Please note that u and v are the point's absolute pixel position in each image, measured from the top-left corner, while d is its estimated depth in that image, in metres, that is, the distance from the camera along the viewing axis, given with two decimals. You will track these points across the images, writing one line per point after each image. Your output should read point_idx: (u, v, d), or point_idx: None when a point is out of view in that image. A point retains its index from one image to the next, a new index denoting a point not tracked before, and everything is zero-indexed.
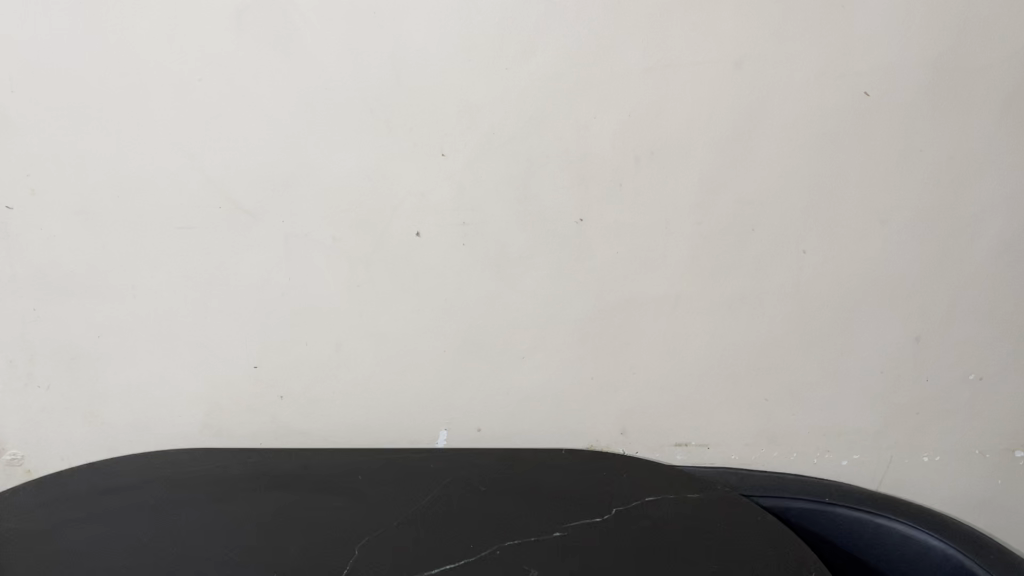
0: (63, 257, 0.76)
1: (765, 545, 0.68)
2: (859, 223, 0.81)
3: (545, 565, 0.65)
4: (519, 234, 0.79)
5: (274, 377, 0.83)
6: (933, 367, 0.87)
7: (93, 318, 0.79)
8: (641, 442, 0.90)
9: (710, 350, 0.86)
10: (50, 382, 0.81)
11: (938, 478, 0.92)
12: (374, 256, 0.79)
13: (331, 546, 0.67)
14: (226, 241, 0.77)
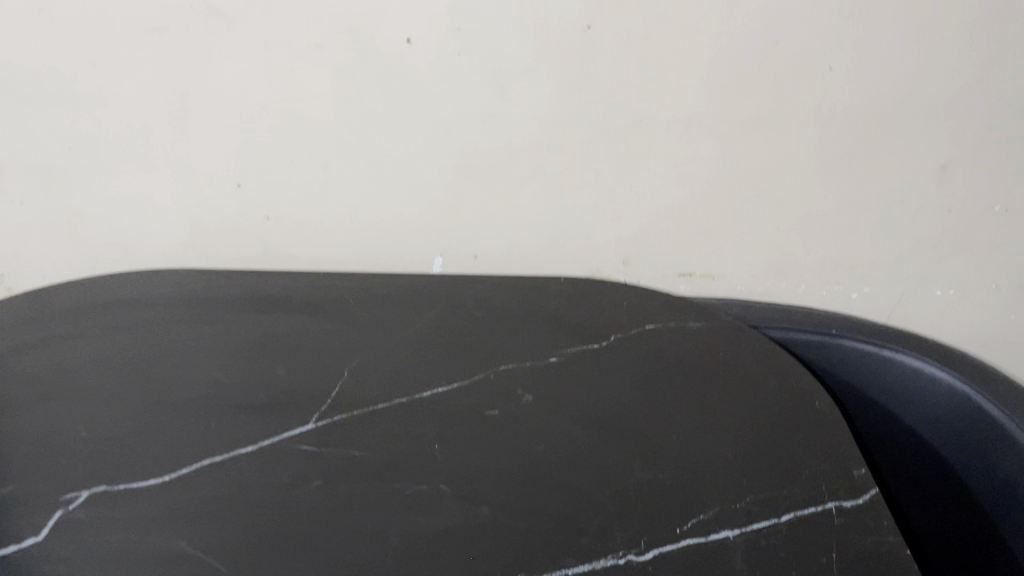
0: (23, 60, 0.71)
1: (765, 374, 0.65)
2: (898, 35, 0.73)
3: (535, 390, 0.63)
4: (518, 43, 0.72)
5: (260, 197, 0.79)
6: (958, 197, 0.82)
7: (62, 130, 0.75)
8: (643, 271, 0.87)
9: (721, 176, 0.81)
10: (23, 198, 0.78)
11: (949, 312, 0.89)
12: (359, 67, 0.73)
13: (314, 364, 0.65)
14: (198, 46, 0.71)
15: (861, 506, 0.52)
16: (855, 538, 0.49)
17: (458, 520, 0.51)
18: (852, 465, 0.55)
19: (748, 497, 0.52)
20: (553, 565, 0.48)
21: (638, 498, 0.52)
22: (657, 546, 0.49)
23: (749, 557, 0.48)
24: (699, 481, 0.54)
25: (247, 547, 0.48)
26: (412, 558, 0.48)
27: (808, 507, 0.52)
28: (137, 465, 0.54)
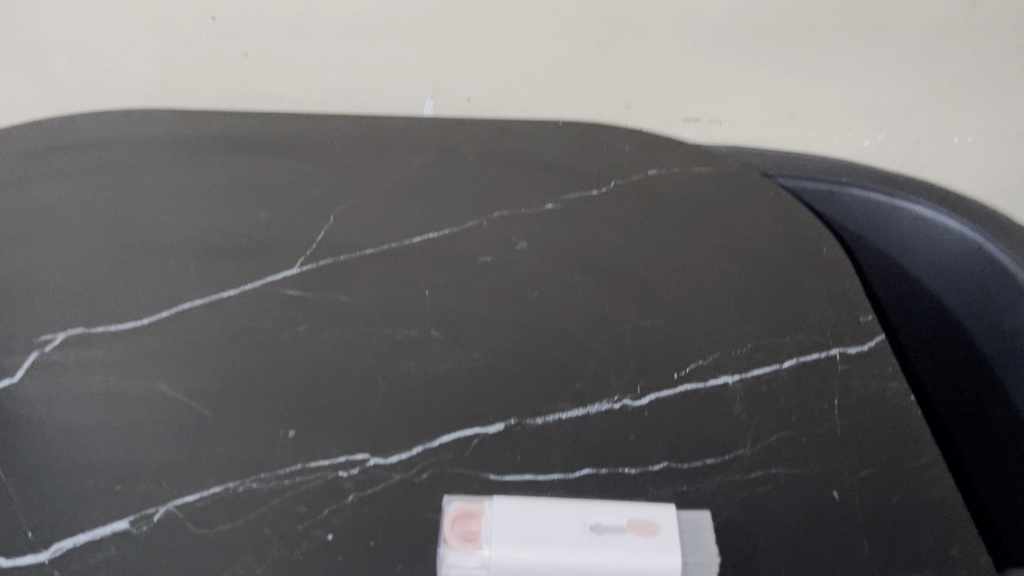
0: None
1: (772, 220, 0.62)
2: None
3: (531, 236, 0.59)
4: None
5: (235, 31, 0.74)
6: (990, 37, 0.76)
7: None
8: (646, 115, 0.82)
9: (733, 11, 0.74)
10: None
11: (963, 161, 0.85)
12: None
13: (296, 209, 0.61)
14: None
15: (865, 353, 0.50)
16: (857, 385, 0.48)
17: (447, 364, 0.49)
18: (857, 313, 0.53)
19: (750, 344, 0.50)
20: (546, 410, 0.47)
21: (635, 344, 0.50)
22: (654, 390, 0.48)
23: (748, 402, 0.47)
24: (699, 327, 0.52)
25: (230, 390, 0.47)
26: (401, 403, 0.47)
27: (811, 353, 0.50)
28: (113, 308, 0.52)
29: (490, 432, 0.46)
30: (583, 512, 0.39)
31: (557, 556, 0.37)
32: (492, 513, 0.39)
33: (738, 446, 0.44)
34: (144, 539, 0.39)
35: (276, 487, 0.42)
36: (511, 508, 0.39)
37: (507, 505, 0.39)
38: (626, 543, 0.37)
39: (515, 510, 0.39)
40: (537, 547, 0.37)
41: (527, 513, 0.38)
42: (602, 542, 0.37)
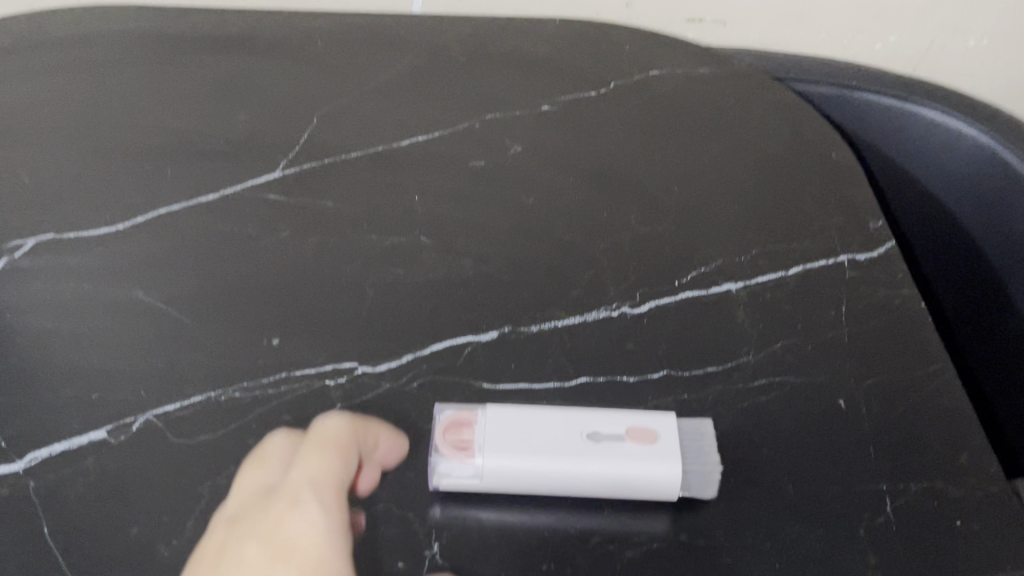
0: None
1: (779, 121, 0.58)
2: None
3: (524, 139, 0.56)
4: None
5: None
6: None
7: None
8: (648, 14, 0.78)
9: None
10: None
11: (978, 63, 0.82)
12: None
13: (279, 110, 0.58)
14: None
15: (874, 259, 0.48)
16: (865, 292, 0.46)
17: (437, 271, 0.47)
18: (867, 218, 0.50)
19: (755, 250, 0.48)
20: (541, 318, 0.45)
21: (634, 250, 0.48)
22: (653, 298, 0.45)
23: (751, 310, 0.45)
24: (702, 232, 0.49)
25: (210, 297, 0.45)
26: (389, 311, 0.45)
27: (818, 260, 0.47)
28: (85, 214, 0.49)
29: (483, 340, 0.44)
30: (580, 419, 0.37)
31: (551, 466, 0.36)
32: (485, 421, 0.37)
33: (741, 354, 0.43)
34: (122, 449, 0.38)
35: (260, 397, 0.40)
36: (505, 416, 0.37)
37: (501, 413, 0.37)
38: (623, 451, 0.36)
39: (509, 417, 0.37)
40: (531, 457, 0.36)
41: (522, 420, 0.37)
42: (599, 450, 0.36)
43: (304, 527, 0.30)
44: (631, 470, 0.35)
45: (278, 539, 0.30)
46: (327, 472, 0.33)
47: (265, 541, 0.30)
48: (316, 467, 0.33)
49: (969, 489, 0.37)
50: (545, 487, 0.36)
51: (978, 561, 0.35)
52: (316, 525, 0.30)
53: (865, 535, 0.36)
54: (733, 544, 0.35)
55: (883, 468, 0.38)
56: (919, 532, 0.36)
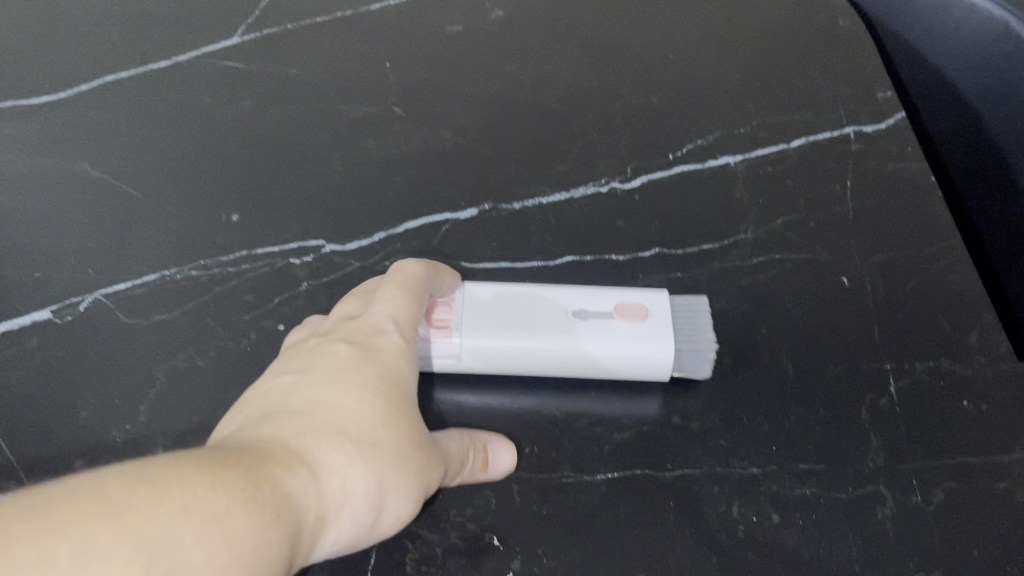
0: None
1: None
2: None
3: (507, 3, 0.51)
4: None
5: None
6: None
7: None
8: None
9: None
10: None
11: None
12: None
13: None
14: None
15: (883, 132, 0.44)
16: (873, 167, 0.42)
17: (412, 145, 0.43)
18: (876, 88, 0.46)
19: (755, 122, 0.44)
20: (524, 194, 0.41)
21: (625, 122, 0.44)
22: (646, 173, 0.42)
23: (751, 186, 0.42)
24: (698, 102, 0.45)
25: (163, 172, 0.41)
26: (359, 188, 0.41)
27: (823, 133, 0.44)
28: (20, 82, 0.45)
29: (462, 218, 0.40)
30: (567, 296, 0.34)
31: (533, 343, 0.33)
32: (461, 298, 0.34)
33: (738, 232, 0.40)
34: (71, 330, 0.35)
35: (219, 276, 0.37)
36: (483, 293, 0.34)
37: (480, 290, 0.35)
38: (611, 328, 0.33)
39: (489, 293, 0.34)
40: (511, 336, 0.33)
41: (501, 297, 0.34)
42: (585, 326, 0.33)
43: (386, 345, 0.30)
44: (620, 347, 0.33)
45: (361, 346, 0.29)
46: (411, 306, 0.31)
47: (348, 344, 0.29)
48: (402, 298, 0.31)
49: (978, 370, 0.35)
50: (526, 367, 0.34)
51: (983, 442, 0.33)
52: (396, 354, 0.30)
53: (867, 416, 0.34)
54: (726, 427, 0.33)
55: (887, 349, 0.36)
56: (923, 414, 0.34)
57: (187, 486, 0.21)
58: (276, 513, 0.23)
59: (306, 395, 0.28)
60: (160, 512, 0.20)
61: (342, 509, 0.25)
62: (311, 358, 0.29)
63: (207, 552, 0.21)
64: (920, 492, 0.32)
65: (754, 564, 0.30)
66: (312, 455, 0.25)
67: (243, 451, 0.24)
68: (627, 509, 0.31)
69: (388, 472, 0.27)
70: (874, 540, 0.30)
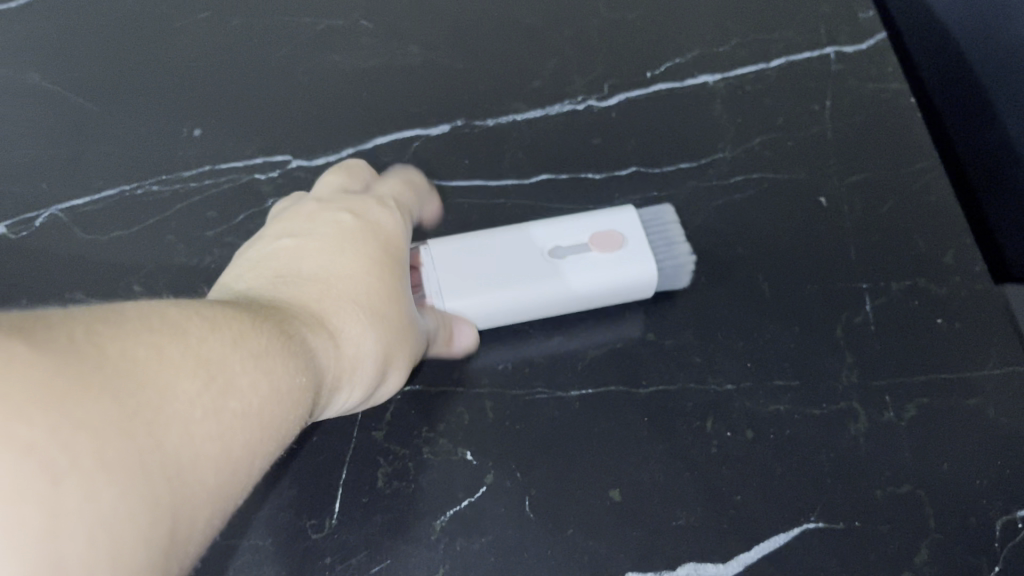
0: None
1: None
2: None
3: None
4: None
5: None
6: None
7: None
8: None
9: None
10: None
11: None
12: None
13: None
14: None
15: (865, 52, 0.42)
16: (853, 85, 0.41)
17: (381, 59, 0.41)
18: (859, 6, 0.44)
19: (735, 41, 0.43)
20: (497, 112, 0.40)
21: (601, 39, 0.43)
22: (623, 92, 0.41)
23: (729, 105, 0.41)
24: (678, 16, 0.44)
25: (117, 82, 0.39)
26: (324, 101, 0.40)
27: (804, 52, 0.42)
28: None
29: (433, 134, 0.39)
30: (540, 235, 0.33)
31: (519, 295, 0.32)
32: (430, 257, 0.33)
33: (716, 151, 0.39)
34: (25, 246, 0.35)
35: (181, 192, 0.36)
36: (451, 249, 0.33)
37: (447, 242, 0.33)
38: (592, 262, 0.33)
39: (458, 245, 0.33)
40: (494, 288, 0.32)
41: (474, 249, 0.33)
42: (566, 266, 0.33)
43: (385, 218, 0.30)
44: (606, 282, 0.32)
45: (364, 217, 0.29)
46: (410, 195, 0.34)
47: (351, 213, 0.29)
48: (403, 188, 0.34)
49: (952, 290, 0.35)
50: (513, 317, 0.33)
51: (957, 360, 0.33)
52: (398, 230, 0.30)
53: (842, 335, 0.33)
54: (700, 344, 0.33)
55: (863, 268, 0.35)
56: (897, 332, 0.34)
57: (229, 327, 0.21)
58: (301, 365, 0.23)
59: (317, 258, 0.27)
60: (213, 341, 0.20)
61: (354, 372, 0.26)
62: (313, 224, 0.29)
63: (257, 387, 0.20)
64: (893, 407, 0.32)
65: (727, 477, 0.30)
66: (330, 320, 0.25)
67: (269, 309, 0.24)
68: (599, 424, 0.31)
69: (393, 339, 0.27)
70: (847, 452, 0.31)
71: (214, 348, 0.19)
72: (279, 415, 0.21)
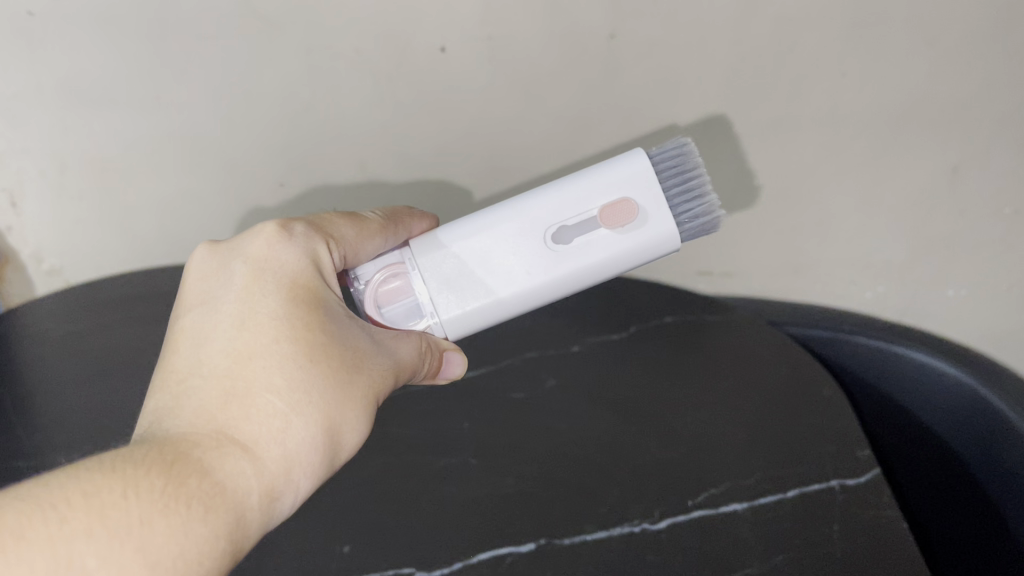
0: (19, 72, 0.66)
1: (780, 359, 0.65)
2: (926, 19, 0.65)
3: (559, 375, 0.65)
4: (524, 32, 0.65)
5: (281, 182, 0.76)
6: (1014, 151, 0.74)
7: (71, 126, 0.70)
8: (665, 267, 0.87)
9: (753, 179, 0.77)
10: (37, 206, 0.77)
11: (1004, 258, 0.83)
12: (317, 34, 0.64)
13: None
14: (174, 44, 0.64)
15: (864, 484, 0.54)
16: (856, 512, 0.52)
17: (479, 491, 0.55)
18: (855, 447, 0.56)
19: (757, 474, 0.55)
20: (573, 530, 0.52)
21: (653, 474, 0.55)
22: (669, 516, 0.53)
23: (756, 528, 0.52)
24: (712, 459, 0.56)
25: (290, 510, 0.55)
26: (441, 526, 0.53)
27: (811, 485, 0.54)
28: None
29: (521, 550, 0.51)
30: (533, 222, 0.51)
31: (531, 279, 0.51)
32: (414, 267, 0.53)
33: (745, 567, 0.50)
34: None
35: None
36: (448, 257, 0.52)
37: (419, 251, 0.53)
38: (584, 238, 0.51)
39: (449, 253, 0.52)
40: (506, 279, 0.51)
41: (481, 247, 0.52)
42: (569, 245, 0.51)
43: (288, 263, 0.51)
44: (595, 256, 0.51)
45: (267, 277, 0.50)
46: (343, 225, 0.54)
47: (258, 278, 0.50)
48: (343, 222, 0.54)
49: None
50: (530, 295, 0.52)
51: None
52: (300, 275, 0.50)
53: None
54: None
55: None
56: None
57: (95, 500, 0.38)
58: (189, 505, 0.40)
59: (232, 338, 0.48)
60: (63, 537, 0.37)
61: (290, 461, 0.45)
62: (215, 297, 0.50)
63: (109, 567, 0.37)
64: None
65: None
66: (247, 431, 0.45)
67: (188, 442, 0.43)
68: None
69: (320, 389, 0.47)
70: None
71: (63, 543, 0.36)
72: (159, 561, 0.38)
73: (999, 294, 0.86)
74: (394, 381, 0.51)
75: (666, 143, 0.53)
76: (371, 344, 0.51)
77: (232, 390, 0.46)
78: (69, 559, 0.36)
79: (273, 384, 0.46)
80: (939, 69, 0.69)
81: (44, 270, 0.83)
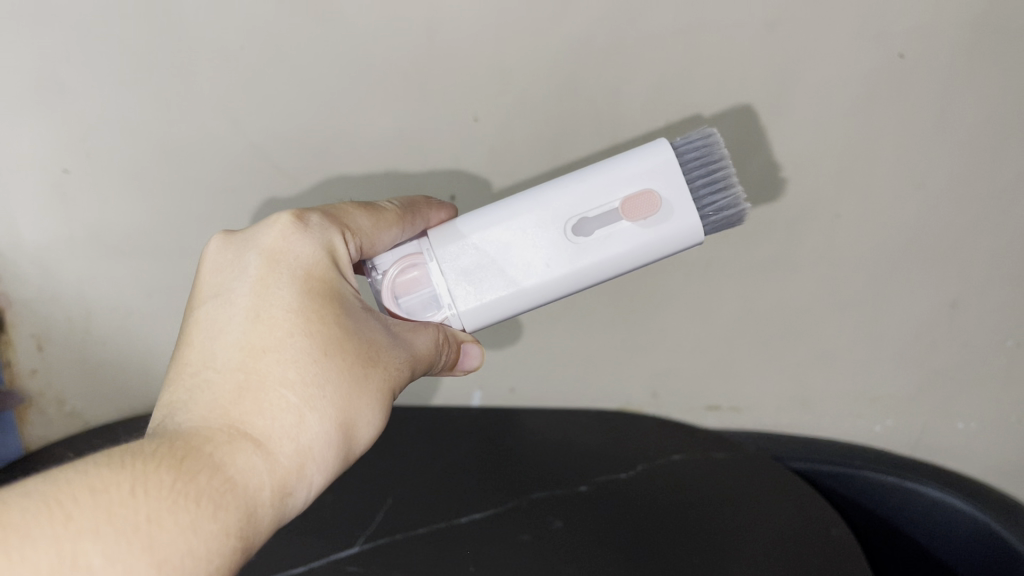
0: (56, 225, 0.70)
1: (785, 501, 0.65)
2: (911, 170, 0.69)
3: (564, 515, 0.65)
4: (529, 183, 0.69)
5: None
6: (1009, 289, 0.76)
7: (100, 274, 0.74)
8: (674, 404, 0.87)
9: (754, 316, 0.79)
10: (62, 351, 0.80)
11: (1010, 391, 0.83)
12: (336, 184, 0.69)
13: (365, 497, 0.68)
14: (202, 198, 0.69)
15: None
16: None
17: None
18: None
19: None
20: None
21: None
22: None
23: None
24: None
25: None
26: None
27: None
28: None
29: None
30: (553, 213, 0.50)
31: (551, 272, 0.50)
32: (433, 258, 0.52)
33: None
34: None
35: None
36: (467, 248, 0.51)
37: (439, 242, 0.52)
38: (605, 229, 0.50)
39: (469, 244, 0.51)
40: (525, 272, 0.51)
41: (500, 239, 0.51)
42: (590, 237, 0.50)
43: (304, 254, 0.48)
44: (617, 249, 0.50)
45: (282, 270, 0.47)
46: (360, 215, 0.51)
47: (273, 269, 0.47)
48: (361, 212, 0.52)
49: None
50: (551, 290, 0.51)
51: None
52: (316, 267, 0.48)
53: None
54: None
55: None
56: None
57: (103, 498, 0.35)
58: (200, 502, 0.38)
59: (246, 330, 0.46)
60: (68, 536, 0.34)
61: (304, 455, 0.42)
62: (227, 290, 0.48)
63: (115, 566, 0.34)
64: None
65: None
66: (259, 424, 0.42)
67: (199, 438, 0.41)
68: None
69: (335, 380, 0.44)
70: None
71: (68, 542, 0.34)
72: (167, 560, 0.35)
73: (1009, 427, 0.86)
74: (410, 375, 0.50)
75: (689, 134, 0.51)
76: (391, 340, 0.49)
77: (245, 384, 0.43)
78: (73, 558, 0.34)
79: (287, 376, 0.44)
80: (928, 212, 0.71)
81: (63, 412, 0.85)
